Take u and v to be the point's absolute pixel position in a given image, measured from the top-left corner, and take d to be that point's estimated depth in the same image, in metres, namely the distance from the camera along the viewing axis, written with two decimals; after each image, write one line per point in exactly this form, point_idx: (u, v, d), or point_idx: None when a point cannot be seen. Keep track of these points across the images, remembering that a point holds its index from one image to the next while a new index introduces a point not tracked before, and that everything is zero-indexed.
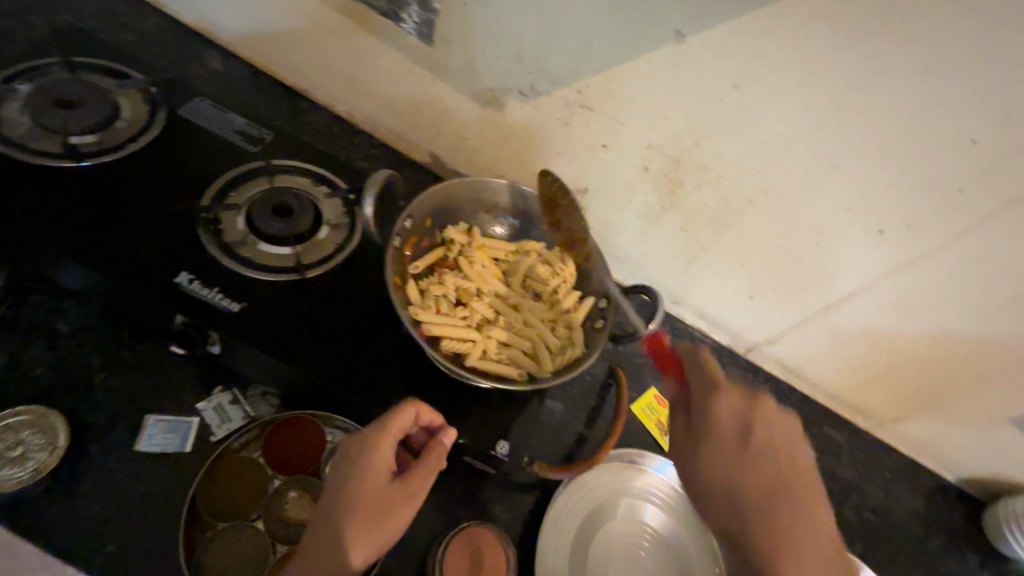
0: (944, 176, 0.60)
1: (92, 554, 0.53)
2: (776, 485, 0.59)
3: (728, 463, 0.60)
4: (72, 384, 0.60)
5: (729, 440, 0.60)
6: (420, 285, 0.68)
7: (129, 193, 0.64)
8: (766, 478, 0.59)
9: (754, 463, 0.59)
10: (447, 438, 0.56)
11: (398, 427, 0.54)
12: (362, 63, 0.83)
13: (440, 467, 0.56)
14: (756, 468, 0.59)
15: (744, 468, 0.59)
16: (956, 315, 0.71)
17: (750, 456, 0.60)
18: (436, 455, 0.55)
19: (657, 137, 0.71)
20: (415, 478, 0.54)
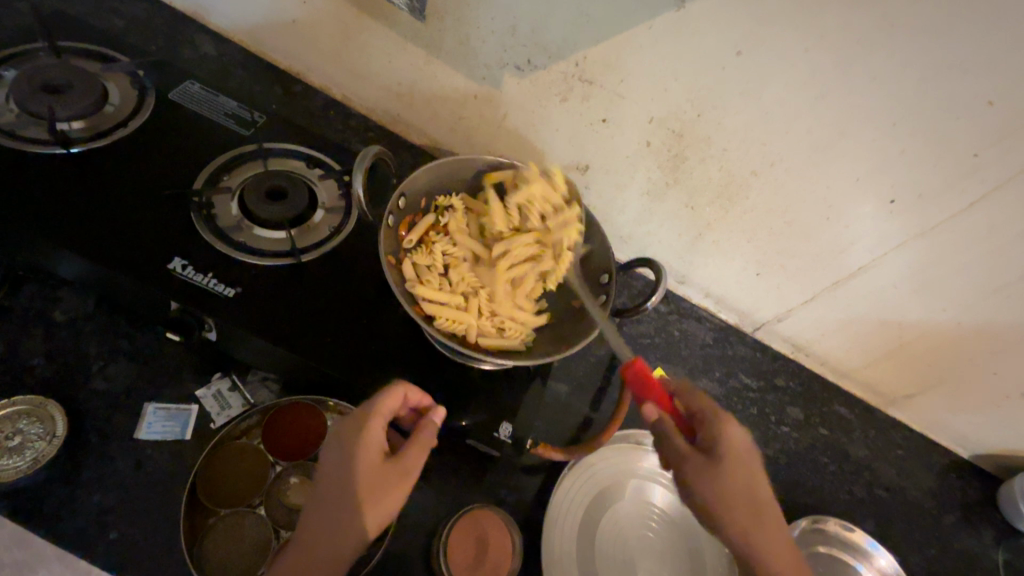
0: (958, 141, 0.58)
1: (95, 543, 0.53)
2: (772, 512, 0.55)
3: (745, 483, 0.54)
4: (70, 373, 0.59)
5: (747, 471, 0.54)
6: (413, 257, 0.65)
7: (120, 179, 0.63)
8: (768, 501, 0.55)
9: (760, 483, 0.55)
10: (435, 416, 0.55)
11: (388, 408, 0.53)
12: (355, 42, 0.81)
13: (429, 446, 0.55)
14: (764, 490, 0.55)
15: (757, 487, 0.54)
16: (971, 287, 0.69)
17: (756, 479, 0.55)
18: (426, 434, 0.54)
19: (659, 110, 0.68)
20: (407, 456, 0.53)
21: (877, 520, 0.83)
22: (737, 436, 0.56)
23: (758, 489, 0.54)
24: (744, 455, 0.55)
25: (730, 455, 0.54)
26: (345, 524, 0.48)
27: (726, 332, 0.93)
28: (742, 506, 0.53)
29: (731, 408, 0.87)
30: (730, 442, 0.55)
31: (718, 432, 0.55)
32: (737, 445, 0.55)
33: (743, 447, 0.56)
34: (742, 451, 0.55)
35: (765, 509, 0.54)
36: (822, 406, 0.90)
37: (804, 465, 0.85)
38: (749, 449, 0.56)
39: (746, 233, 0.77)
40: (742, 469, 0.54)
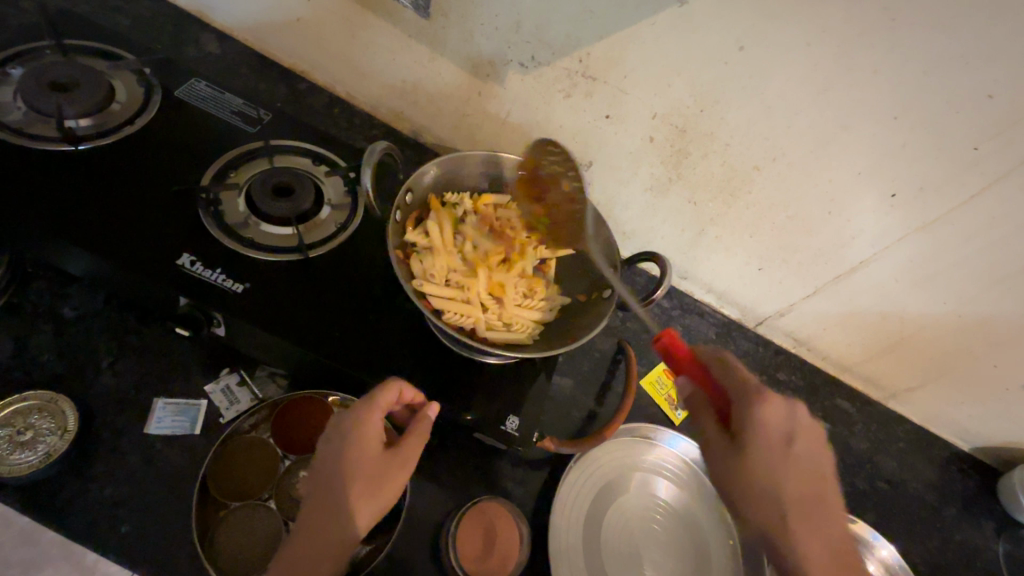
0: (958, 134, 0.59)
1: (108, 536, 0.53)
2: (806, 500, 0.52)
3: (770, 471, 0.52)
4: (80, 368, 0.60)
5: (773, 457, 0.52)
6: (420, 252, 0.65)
7: (128, 176, 0.63)
8: (802, 490, 0.52)
9: (794, 470, 0.52)
10: (431, 411, 0.56)
11: (387, 401, 0.54)
12: (359, 40, 0.81)
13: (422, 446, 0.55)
14: (796, 480, 0.52)
15: (786, 475, 0.52)
16: (972, 280, 0.70)
17: (789, 467, 0.52)
18: (422, 427, 0.55)
19: (662, 106, 0.69)
20: (405, 449, 0.54)
21: (880, 513, 0.84)
22: (771, 420, 0.53)
23: (786, 477, 0.52)
24: (774, 440, 0.53)
25: (755, 440, 0.53)
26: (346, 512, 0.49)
27: (728, 327, 0.93)
28: (764, 492, 0.52)
29: None
30: (759, 427, 0.53)
31: (748, 414, 0.53)
32: (767, 430, 0.53)
33: (774, 432, 0.53)
34: (773, 436, 0.53)
35: (795, 497, 0.52)
36: (824, 400, 0.91)
37: None
38: (783, 434, 0.53)
39: (748, 227, 0.77)
40: (768, 456, 0.52)
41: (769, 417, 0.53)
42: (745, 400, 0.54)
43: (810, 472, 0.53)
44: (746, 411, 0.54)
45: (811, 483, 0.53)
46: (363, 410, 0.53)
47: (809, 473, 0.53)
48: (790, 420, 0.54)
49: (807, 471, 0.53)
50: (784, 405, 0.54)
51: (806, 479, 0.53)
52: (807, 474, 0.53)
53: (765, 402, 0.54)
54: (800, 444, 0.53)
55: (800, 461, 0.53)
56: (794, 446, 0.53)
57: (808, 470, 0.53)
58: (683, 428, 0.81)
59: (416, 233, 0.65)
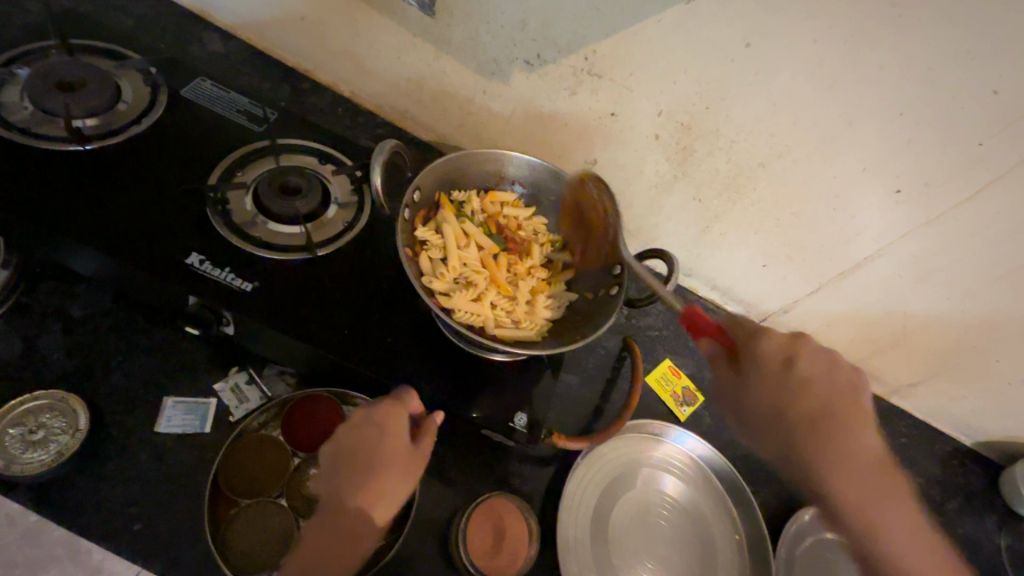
0: (963, 130, 0.59)
1: (119, 535, 0.53)
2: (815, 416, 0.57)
3: (776, 392, 0.57)
4: (89, 368, 0.60)
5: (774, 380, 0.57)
6: (428, 251, 0.65)
7: (135, 176, 0.63)
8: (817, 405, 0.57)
9: (801, 388, 0.57)
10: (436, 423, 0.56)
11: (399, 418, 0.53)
12: (363, 38, 0.81)
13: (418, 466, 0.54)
14: (800, 394, 0.57)
15: (791, 394, 0.57)
16: (976, 275, 0.70)
17: (797, 385, 0.57)
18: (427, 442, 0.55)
19: (667, 103, 0.69)
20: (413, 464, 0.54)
21: None
22: (771, 348, 0.58)
23: (793, 397, 0.57)
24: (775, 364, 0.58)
25: (760, 369, 0.58)
26: (360, 528, 0.50)
27: None
28: (781, 415, 0.57)
29: None
30: (754, 356, 0.58)
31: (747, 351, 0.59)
32: (767, 358, 0.58)
33: (770, 356, 0.58)
34: (772, 360, 0.58)
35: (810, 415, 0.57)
36: None
37: None
38: (783, 359, 0.58)
39: (753, 225, 0.78)
40: (766, 380, 0.58)
41: (770, 344, 0.58)
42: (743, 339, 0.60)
43: (825, 382, 0.58)
44: (749, 345, 0.59)
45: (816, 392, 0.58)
46: (362, 423, 0.53)
47: (828, 387, 0.58)
48: (791, 344, 0.58)
49: (822, 388, 0.58)
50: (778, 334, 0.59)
51: (824, 394, 0.58)
52: (817, 391, 0.58)
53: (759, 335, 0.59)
54: (805, 362, 0.58)
55: (801, 375, 0.58)
56: (797, 365, 0.58)
57: (824, 381, 0.58)
58: (689, 424, 0.82)
59: (424, 231, 0.65)
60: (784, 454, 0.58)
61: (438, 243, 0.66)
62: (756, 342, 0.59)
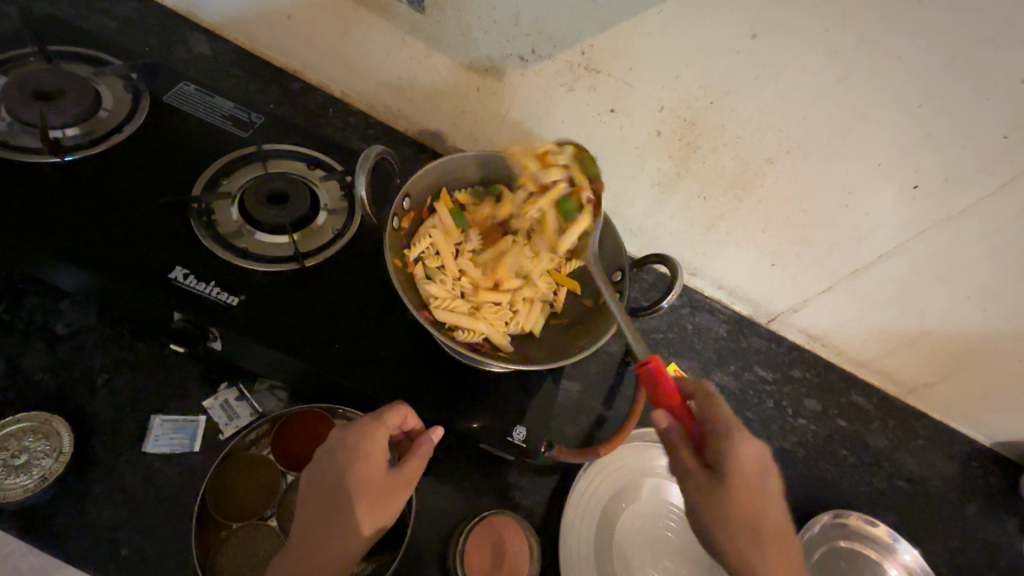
0: (987, 121, 0.55)
1: (107, 559, 0.52)
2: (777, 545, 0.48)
3: (749, 501, 0.48)
4: (74, 386, 0.58)
5: (755, 495, 0.49)
6: (421, 265, 0.63)
7: (117, 187, 0.61)
8: (778, 527, 0.49)
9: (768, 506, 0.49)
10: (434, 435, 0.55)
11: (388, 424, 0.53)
12: (352, 37, 0.78)
13: (394, 496, 0.51)
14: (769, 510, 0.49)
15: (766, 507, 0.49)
16: (997, 273, 0.67)
17: (766, 506, 0.49)
18: (424, 451, 0.53)
19: (669, 98, 0.66)
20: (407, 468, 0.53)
21: (899, 512, 0.82)
22: (750, 457, 0.49)
23: (760, 516, 0.48)
24: (755, 475, 0.49)
25: (742, 484, 0.48)
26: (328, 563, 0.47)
27: (740, 324, 0.91)
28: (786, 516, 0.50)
29: (747, 401, 0.85)
30: (739, 465, 0.48)
31: (726, 453, 0.49)
32: (748, 469, 0.49)
33: (754, 473, 0.49)
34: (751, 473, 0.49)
35: (769, 540, 0.48)
36: (840, 398, 0.89)
37: (823, 458, 0.83)
38: (761, 472, 0.50)
39: (761, 223, 0.74)
40: (749, 494, 0.48)
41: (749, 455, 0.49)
42: (727, 435, 0.50)
43: (777, 517, 0.50)
44: (721, 445, 0.49)
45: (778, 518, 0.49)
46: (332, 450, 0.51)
47: (778, 514, 0.50)
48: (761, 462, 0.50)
49: (775, 512, 0.49)
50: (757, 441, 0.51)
51: (777, 518, 0.49)
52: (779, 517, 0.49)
53: (745, 439, 0.49)
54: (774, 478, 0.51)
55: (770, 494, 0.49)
56: (769, 481, 0.50)
57: (774, 513, 0.49)
58: None
59: (422, 242, 0.63)
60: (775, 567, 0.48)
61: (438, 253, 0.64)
62: (741, 442, 0.49)
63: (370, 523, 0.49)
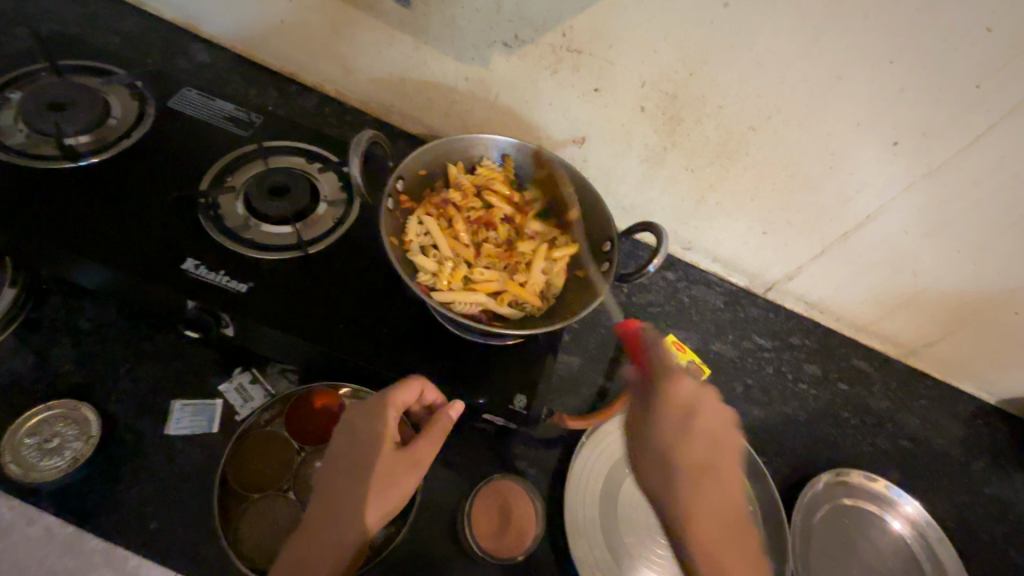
0: (960, 71, 0.57)
1: (137, 534, 0.55)
2: (644, 436, 0.54)
3: (665, 447, 0.52)
4: (97, 376, 0.62)
5: (682, 440, 0.51)
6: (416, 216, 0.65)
7: (128, 188, 0.65)
8: (701, 458, 0.51)
9: (690, 442, 0.51)
10: (452, 411, 0.57)
11: (406, 396, 0.55)
12: (343, 36, 0.81)
13: (403, 482, 0.53)
14: (642, 420, 0.54)
15: (675, 446, 0.51)
16: (985, 223, 0.67)
17: (669, 479, 0.51)
18: (441, 426, 0.56)
19: (650, 73, 0.68)
20: (418, 448, 0.55)
21: (904, 470, 0.83)
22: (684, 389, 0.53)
23: (679, 460, 0.51)
24: (686, 413, 0.52)
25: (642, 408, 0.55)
26: (337, 542, 0.49)
27: (737, 295, 0.92)
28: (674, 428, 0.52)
29: (747, 368, 0.86)
30: (668, 391, 0.53)
31: (661, 382, 0.53)
32: (676, 401, 0.53)
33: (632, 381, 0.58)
34: (674, 410, 0.53)
35: (678, 473, 0.51)
36: (841, 362, 0.90)
37: (826, 421, 0.84)
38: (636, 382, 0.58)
39: (748, 191, 0.76)
40: (682, 433, 0.52)
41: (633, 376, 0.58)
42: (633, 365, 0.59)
43: (663, 478, 0.52)
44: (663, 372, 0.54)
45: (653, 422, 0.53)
46: (357, 418, 0.54)
47: (705, 446, 0.52)
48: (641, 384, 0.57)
49: (701, 443, 0.51)
50: (693, 381, 0.53)
51: (692, 436, 0.51)
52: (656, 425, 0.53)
53: (678, 375, 0.53)
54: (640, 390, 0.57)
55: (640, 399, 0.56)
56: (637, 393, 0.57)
57: (656, 472, 0.52)
58: None
59: (427, 219, 0.65)
60: (650, 450, 0.53)
61: (448, 228, 0.67)
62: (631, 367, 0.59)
63: (376, 507, 0.51)
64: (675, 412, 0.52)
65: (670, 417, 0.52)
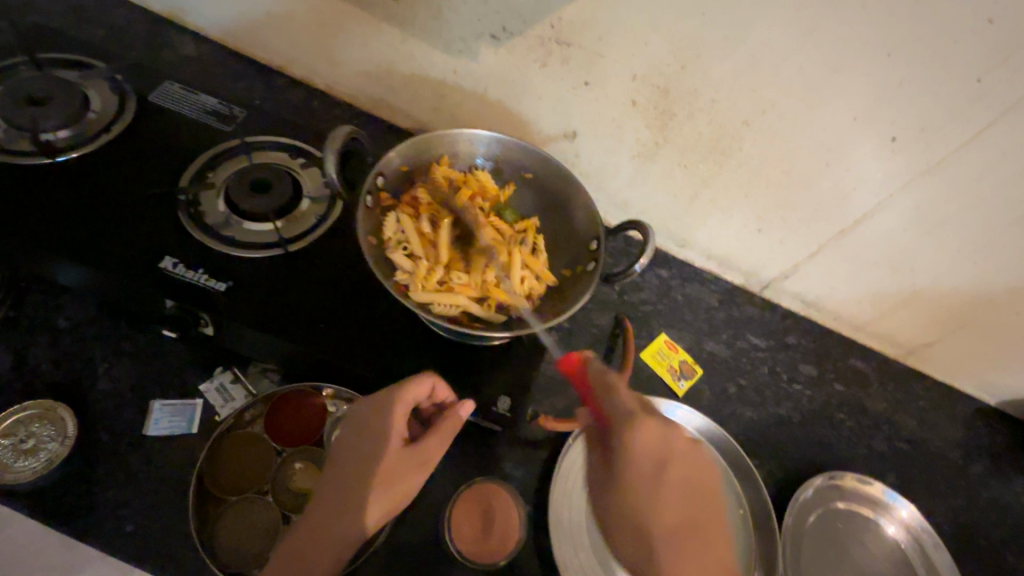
0: (960, 64, 0.54)
1: (113, 537, 0.54)
2: (611, 497, 0.52)
3: (639, 512, 0.49)
4: (76, 376, 0.61)
5: (653, 494, 0.49)
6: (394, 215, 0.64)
7: (106, 184, 0.64)
8: (679, 515, 0.48)
9: (660, 500, 0.49)
10: (462, 411, 0.56)
11: (418, 393, 0.55)
12: (330, 28, 0.80)
13: (409, 481, 0.52)
14: (606, 481, 0.52)
15: (650, 506, 0.49)
16: (985, 221, 0.65)
17: (647, 544, 0.48)
18: (450, 426, 0.55)
19: (641, 66, 0.66)
20: (427, 446, 0.54)
21: (900, 473, 0.81)
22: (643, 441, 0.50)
23: (653, 522, 0.48)
24: (648, 466, 0.50)
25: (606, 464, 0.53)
26: (337, 542, 0.48)
27: (732, 294, 0.91)
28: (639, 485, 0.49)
29: (740, 368, 0.85)
30: (631, 448, 0.50)
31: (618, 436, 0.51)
32: (640, 455, 0.50)
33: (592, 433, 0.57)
34: (642, 461, 0.50)
35: (658, 537, 0.48)
36: (837, 362, 0.88)
37: (821, 422, 0.83)
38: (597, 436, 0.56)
39: (742, 188, 0.74)
40: (647, 490, 0.49)
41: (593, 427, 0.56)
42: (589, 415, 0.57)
43: (644, 548, 0.49)
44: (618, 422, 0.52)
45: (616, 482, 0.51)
46: (366, 413, 0.54)
47: (679, 497, 0.49)
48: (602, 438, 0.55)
49: (674, 495, 0.49)
50: (656, 426, 0.51)
51: (659, 491, 0.49)
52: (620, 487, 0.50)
53: (637, 424, 0.51)
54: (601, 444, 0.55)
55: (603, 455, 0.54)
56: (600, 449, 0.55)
57: (636, 542, 0.49)
58: (687, 399, 0.80)
59: (405, 218, 0.63)
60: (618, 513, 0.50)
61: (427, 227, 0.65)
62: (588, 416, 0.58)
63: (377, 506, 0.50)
64: (636, 469, 0.50)
65: (632, 475, 0.50)
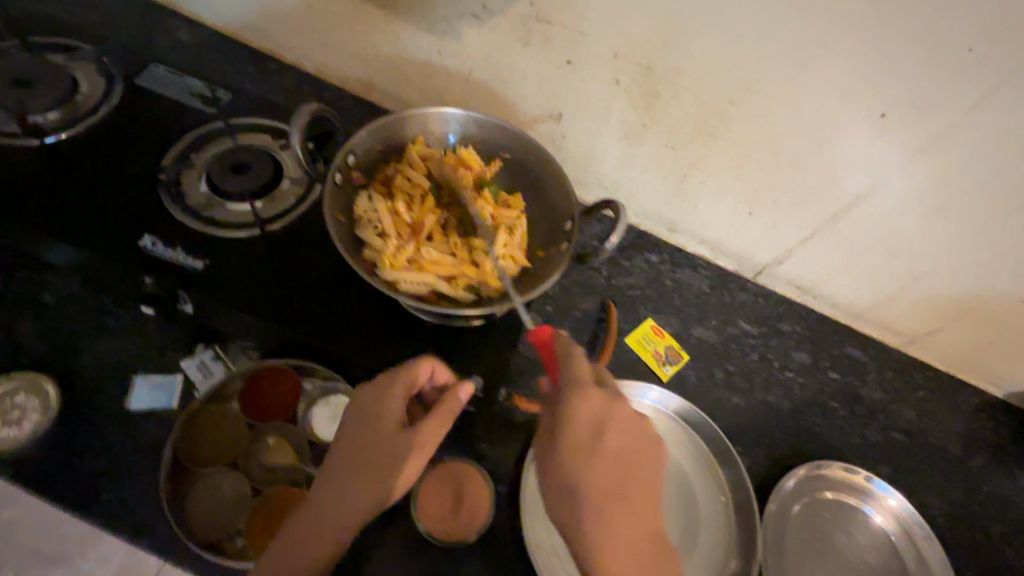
0: (952, 34, 0.52)
1: (92, 505, 0.56)
2: (547, 461, 0.51)
3: (570, 472, 0.49)
4: (62, 350, 0.63)
5: (588, 463, 0.49)
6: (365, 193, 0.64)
7: (91, 165, 0.65)
8: (609, 482, 0.49)
9: (595, 467, 0.49)
10: (459, 394, 0.54)
11: (411, 378, 0.54)
12: (316, 10, 0.80)
13: (401, 470, 0.51)
14: (547, 446, 0.52)
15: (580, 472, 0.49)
16: (986, 203, 0.62)
17: (575, 509, 0.49)
18: (447, 410, 0.53)
19: (622, 44, 0.65)
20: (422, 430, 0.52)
21: (895, 465, 0.79)
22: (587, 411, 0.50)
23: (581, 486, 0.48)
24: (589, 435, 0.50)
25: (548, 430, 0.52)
26: (323, 530, 0.50)
27: (725, 279, 0.89)
28: (577, 452, 0.49)
29: (730, 355, 0.83)
30: (576, 414, 0.50)
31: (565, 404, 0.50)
32: (581, 424, 0.50)
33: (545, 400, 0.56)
34: (583, 430, 0.50)
35: (582, 499, 0.48)
36: (833, 350, 0.86)
37: (812, 410, 0.81)
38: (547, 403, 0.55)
39: (730, 169, 0.72)
40: (585, 458, 0.49)
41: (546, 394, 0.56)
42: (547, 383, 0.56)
43: (569, 508, 0.49)
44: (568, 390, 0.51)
45: (554, 446, 0.51)
46: (363, 399, 0.54)
47: (614, 469, 0.49)
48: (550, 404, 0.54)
49: (608, 468, 0.49)
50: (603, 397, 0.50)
51: (595, 459, 0.49)
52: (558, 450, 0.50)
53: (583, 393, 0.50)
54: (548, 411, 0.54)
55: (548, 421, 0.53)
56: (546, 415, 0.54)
57: (563, 503, 0.50)
58: (672, 385, 0.79)
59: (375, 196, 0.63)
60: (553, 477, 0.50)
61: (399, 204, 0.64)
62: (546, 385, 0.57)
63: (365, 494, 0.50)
64: (577, 436, 0.50)
65: (572, 441, 0.50)
